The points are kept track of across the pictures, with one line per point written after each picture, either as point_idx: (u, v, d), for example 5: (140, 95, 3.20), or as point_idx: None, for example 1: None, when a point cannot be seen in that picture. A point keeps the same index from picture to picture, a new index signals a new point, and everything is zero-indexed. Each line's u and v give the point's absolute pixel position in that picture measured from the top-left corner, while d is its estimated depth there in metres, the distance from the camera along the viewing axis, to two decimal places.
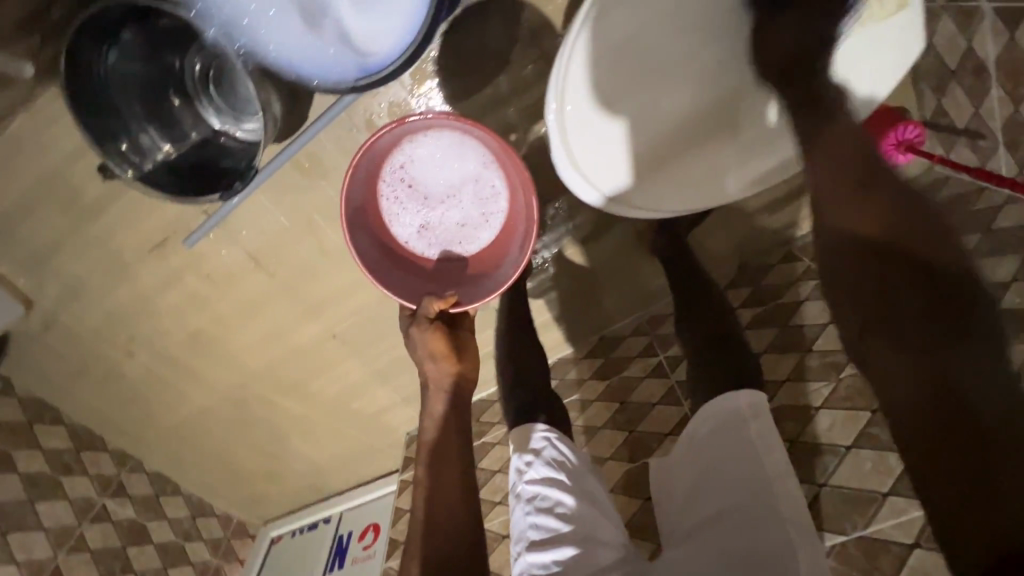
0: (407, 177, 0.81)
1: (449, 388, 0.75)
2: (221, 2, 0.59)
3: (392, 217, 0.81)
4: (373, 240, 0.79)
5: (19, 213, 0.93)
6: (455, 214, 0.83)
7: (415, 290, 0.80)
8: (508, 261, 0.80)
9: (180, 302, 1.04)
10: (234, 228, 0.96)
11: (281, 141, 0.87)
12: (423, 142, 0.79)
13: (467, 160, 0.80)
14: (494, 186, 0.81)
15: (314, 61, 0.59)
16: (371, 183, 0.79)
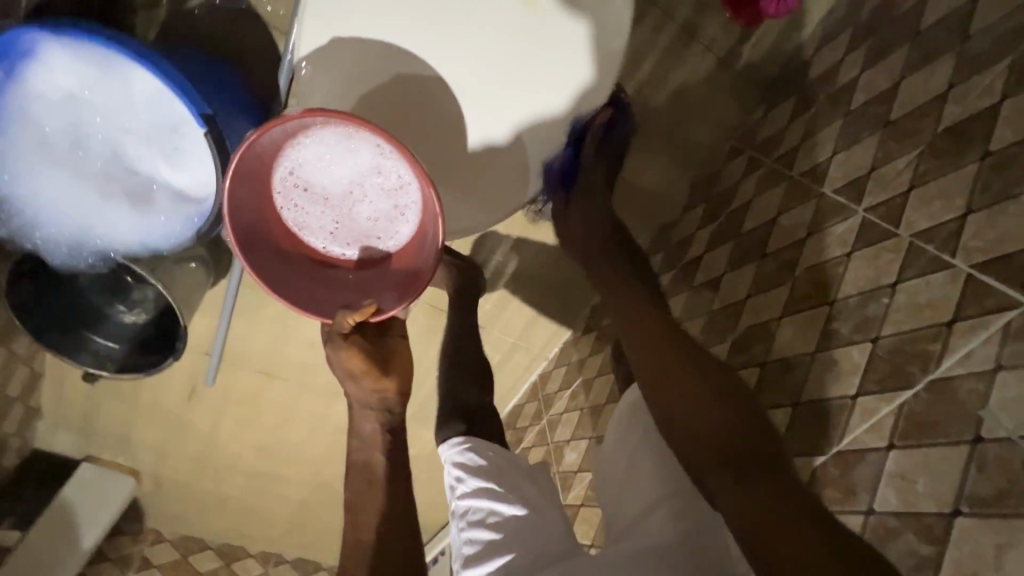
0: (301, 180, 0.68)
1: (375, 406, 0.74)
2: (62, 229, 0.64)
3: (303, 229, 0.70)
4: (281, 253, 0.68)
5: (92, 410, 1.14)
6: (364, 215, 0.69)
7: (329, 303, 0.69)
8: (425, 257, 0.66)
9: (233, 426, 1.20)
10: (238, 356, 1.10)
11: (225, 276, 0.98)
12: (305, 142, 0.65)
13: (360, 153, 0.65)
14: (400, 174, 0.66)
15: (166, 228, 0.65)
16: (261, 195, 0.67)
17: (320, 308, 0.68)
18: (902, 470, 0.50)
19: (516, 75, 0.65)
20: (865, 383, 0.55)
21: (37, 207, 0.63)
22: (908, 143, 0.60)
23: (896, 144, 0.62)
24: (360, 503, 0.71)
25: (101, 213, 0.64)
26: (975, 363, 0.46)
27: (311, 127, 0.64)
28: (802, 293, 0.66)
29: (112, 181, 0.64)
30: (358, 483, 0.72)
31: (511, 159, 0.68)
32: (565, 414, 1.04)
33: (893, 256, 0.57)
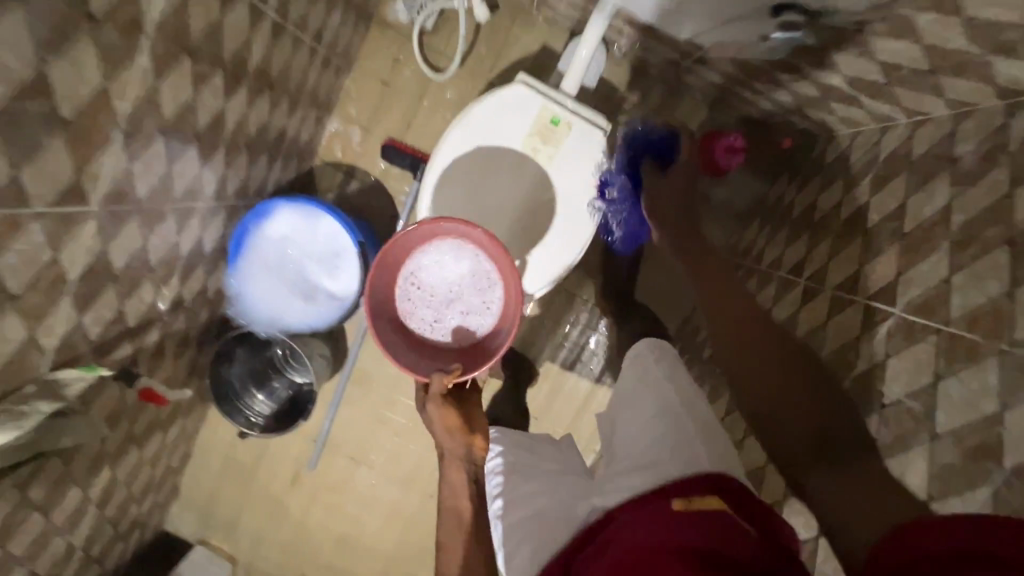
0: (418, 279, 0.96)
1: (464, 455, 0.82)
2: (262, 315, 1.03)
3: (409, 313, 0.96)
4: (394, 327, 0.94)
5: (215, 494, 1.38)
6: (460, 305, 0.97)
7: (427, 366, 0.93)
8: (503, 336, 0.93)
9: (322, 514, 1.38)
10: (338, 441, 1.35)
11: (339, 371, 1.30)
12: (427, 252, 0.95)
13: (463, 260, 0.95)
14: (489, 275, 0.95)
15: (322, 312, 1.02)
16: (390, 286, 0.95)
17: (419, 368, 0.91)
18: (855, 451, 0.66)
19: (547, 201, 0.96)
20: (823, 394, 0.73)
21: (254, 305, 1.02)
22: (826, 233, 0.86)
23: (820, 235, 0.87)
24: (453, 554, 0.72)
25: (285, 305, 1.02)
26: (878, 360, 0.68)
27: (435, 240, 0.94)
28: None
29: (302, 290, 1.03)
30: (449, 527, 0.74)
31: (552, 255, 0.97)
32: None
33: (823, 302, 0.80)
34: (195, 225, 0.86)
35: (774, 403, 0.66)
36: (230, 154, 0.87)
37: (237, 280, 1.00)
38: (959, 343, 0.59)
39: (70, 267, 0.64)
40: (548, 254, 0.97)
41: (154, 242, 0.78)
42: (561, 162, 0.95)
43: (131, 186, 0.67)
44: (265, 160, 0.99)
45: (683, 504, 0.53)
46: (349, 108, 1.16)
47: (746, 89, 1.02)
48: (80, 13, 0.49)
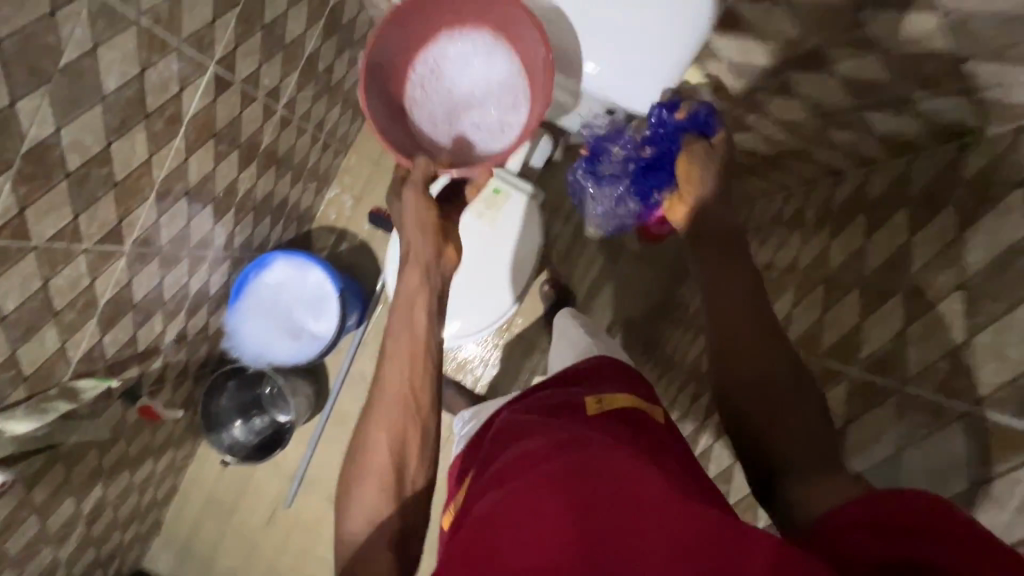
0: (439, 70, 0.77)
1: None
2: (256, 351, 1.21)
3: (415, 103, 0.75)
4: (388, 102, 0.72)
5: (195, 531, 1.45)
6: (468, 116, 0.77)
7: (395, 136, 0.70)
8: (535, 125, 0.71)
9: (293, 555, 1.43)
10: (314, 480, 1.44)
11: (320, 412, 1.42)
12: (457, 39, 0.77)
13: (496, 64, 0.77)
14: (518, 92, 0.77)
15: (303, 351, 1.18)
16: (408, 52, 0.75)
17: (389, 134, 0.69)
18: None
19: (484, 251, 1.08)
20: None
21: (249, 341, 1.21)
22: None
23: None
24: (395, 376, 0.58)
25: (275, 343, 1.20)
26: None
27: (464, 28, 0.76)
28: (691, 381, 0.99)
29: (291, 329, 1.20)
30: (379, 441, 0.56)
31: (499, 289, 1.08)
32: None
33: None
34: (203, 271, 1.05)
35: (758, 386, 0.57)
36: (239, 215, 1.07)
37: (235, 319, 1.18)
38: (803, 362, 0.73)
39: (101, 294, 0.81)
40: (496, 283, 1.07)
41: (169, 280, 0.96)
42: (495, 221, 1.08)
43: (156, 234, 0.86)
44: (269, 223, 1.20)
45: (596, 404, 0.65)
46: (345, 183, 1.39)
47: None
48: (139, 111, 0.71)
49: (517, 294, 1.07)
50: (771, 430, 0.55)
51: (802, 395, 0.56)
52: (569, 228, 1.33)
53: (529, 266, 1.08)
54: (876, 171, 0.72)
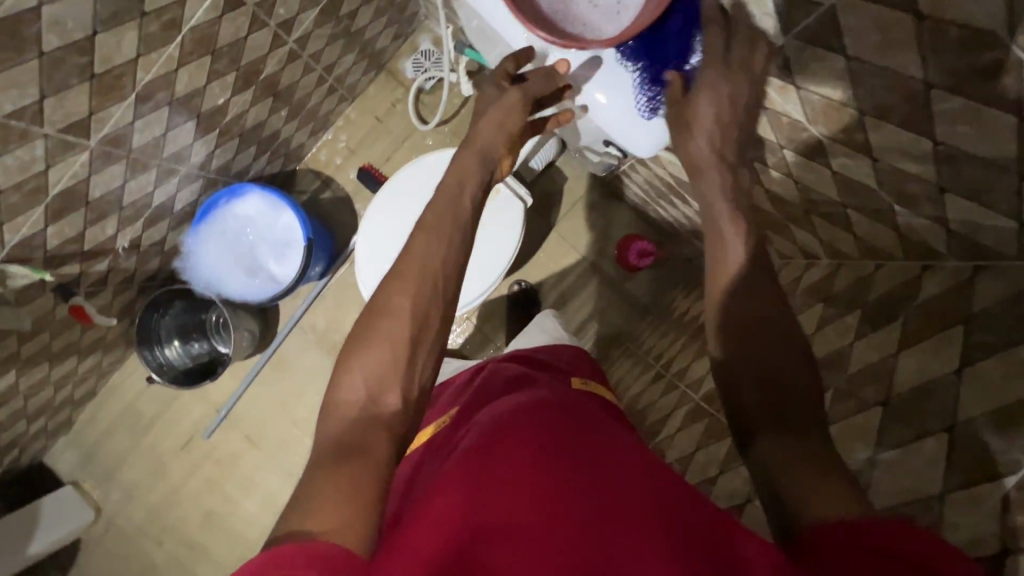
0: None
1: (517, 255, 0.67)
2: (213, 279, 1.18)
3: None
4: None
5: (104, 439, 1.42)
6: None
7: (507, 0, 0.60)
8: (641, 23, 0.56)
9: (199, 485, 1.42)
10: (238, 419, 1.42)
11: (261, 351, 1.40)
12: None
13: None
14: None
15: (259, 291, 1.16)
16: None
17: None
18: None
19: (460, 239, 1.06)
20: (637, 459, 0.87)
21: (206, 268, 1.18)
22: (685, 334, 1.03)
23: (683, 334, 1.04)
24: (406, 287, 0.53)
25: (234, 276, 1.17)
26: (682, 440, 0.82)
27: None
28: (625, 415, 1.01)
29: (249, 267, 1.17)
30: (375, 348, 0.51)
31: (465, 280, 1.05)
32: None
33: (667, 387, 0.97)
34: (171, 184, 1.01)
35: (757, 374, 0.49)
36: (222, 137, 1.03)
37: (197, 242, 1.15)
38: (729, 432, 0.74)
39: (53, 183, 0.78)
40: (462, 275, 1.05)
41: (131, 185, 0.92)
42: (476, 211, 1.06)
43: (127, 136, 0.83)
44: (254, 153, 1.15)
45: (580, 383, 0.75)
46: (342, 133, 1.35)
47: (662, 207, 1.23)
48: (135, 7, 0.67)
49: (481, 290, 1.05)
50: (774, 395, 0.48)
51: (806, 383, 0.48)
52: (550, 237, 1.33)
53: (499, 268, 1.05)
54: (842, 268, 0.74)
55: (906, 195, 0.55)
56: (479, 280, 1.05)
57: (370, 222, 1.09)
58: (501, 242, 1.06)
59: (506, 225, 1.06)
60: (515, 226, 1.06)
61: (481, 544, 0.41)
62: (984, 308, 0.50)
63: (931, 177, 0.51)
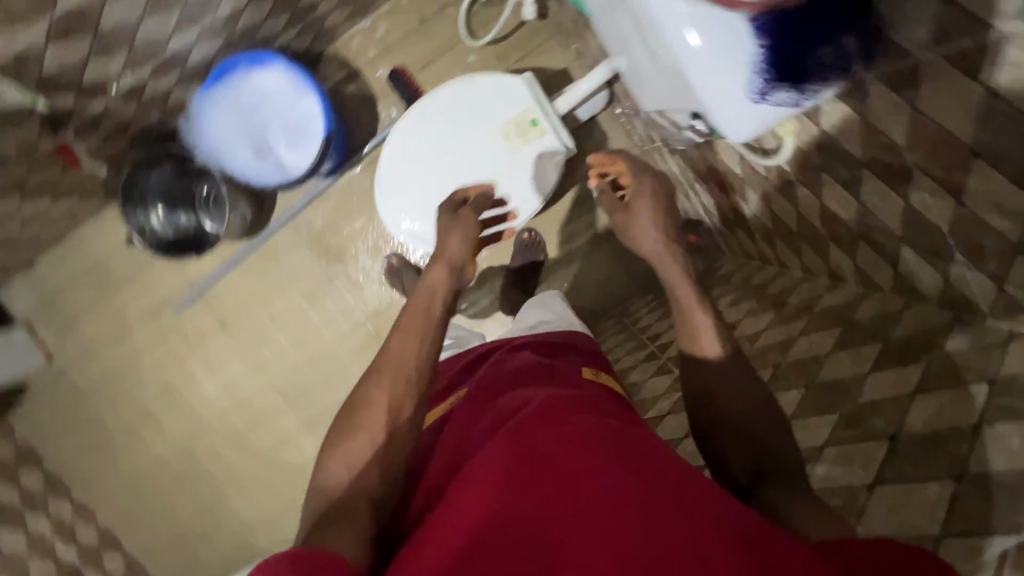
0: None
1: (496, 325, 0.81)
2: (215, 150, 1.11)
3: None
4: None
5: (65, 289, 1.36)
6: None
7: None
8: None
9: (162, 357, 1.40)
10: (212, 301, 1.37)
11: (250, 237, 1.34)
12: None
13: None
14: None
15: (263, 174, 1.09)
16: None
17: None
18: None
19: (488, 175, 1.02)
20: None
21: (209, 135, 1.09)
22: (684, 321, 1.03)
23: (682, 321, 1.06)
24: (398, 359, 0.69)
25: (236, 153, 1.10)
26: None
27: None
28: None
29: (257, 147, 1.10)
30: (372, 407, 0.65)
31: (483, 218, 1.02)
32: None
33: (656, 367, 0.99)
34: (191, 32, 0.90)
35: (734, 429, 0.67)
36: None
37: (204, 102, 1.06)
38: None
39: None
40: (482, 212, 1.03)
41: (149, 22, 0.81)
42: (514, 146, 1.01)
43: None
44: (285, 19, 1.04)
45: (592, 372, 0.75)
46: (381, 23, 1.23)
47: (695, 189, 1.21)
48: None
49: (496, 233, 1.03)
50: (752, 441, 0.65)
51: (777, 438, 0.64)
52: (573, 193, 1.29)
53: (521, 214, 1.02)
54: (866, 297, 0.73)
55: (974, 245, 0.56)
56: (497, 222, 1.03)
57: (399, 131, 1.03)
58: (531, 186, 1.02)
59: (542, 170, 1.01)
60: (550, 175, 1.02)
61: (495, 537, 0.44)
62: (980, 366, 0.55)
63: (1013, 232, 0.51)
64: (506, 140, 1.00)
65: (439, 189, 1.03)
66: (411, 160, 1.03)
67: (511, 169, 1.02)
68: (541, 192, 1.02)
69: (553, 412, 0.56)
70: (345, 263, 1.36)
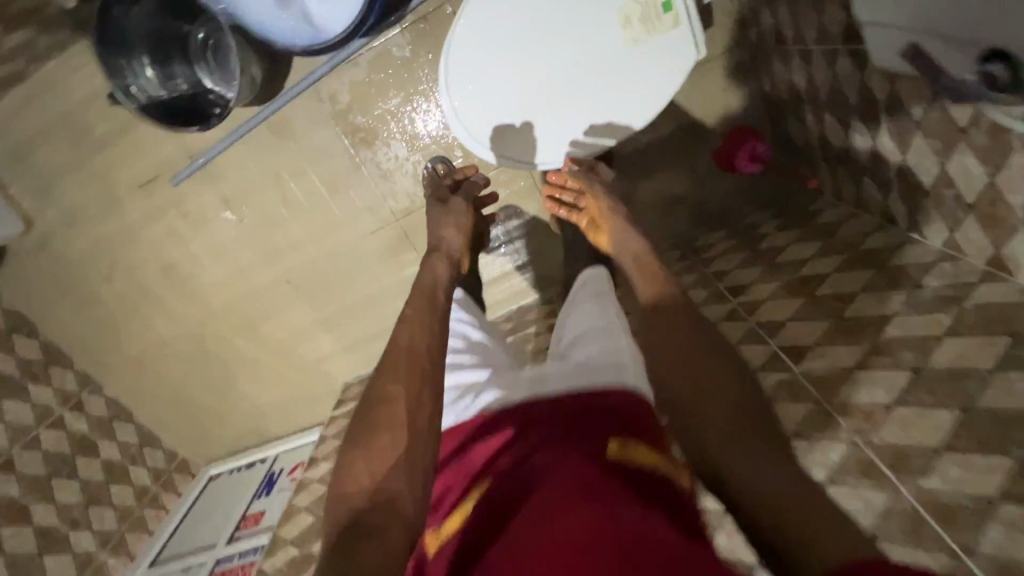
0: None
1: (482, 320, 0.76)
2: None
3: None
4: None
5: (35, 143, 1.13)
6: None
7: None
8: None
9: (159, 236, 1.23)
10: (215, 175, 1.16)
11: (259, 104, 1.10)
12: None
13: None
14: None
15: (288, 34, 0.86)
16: None
17: None
18: None
19: (590, 73, 0.87)
20: None
21: None
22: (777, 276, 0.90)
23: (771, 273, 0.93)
24: (410, 344, 0.68)
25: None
26: None
27: None
28: None
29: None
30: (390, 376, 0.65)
31: (569, 126, 0.90)
32: None
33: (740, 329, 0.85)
34: None
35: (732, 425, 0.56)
36: None
37: None
38: (822, 420, 0.64)
39: None
40: (570, 119, 0.90)
41: None
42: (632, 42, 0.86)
43: None
44: None
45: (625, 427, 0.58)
46: None
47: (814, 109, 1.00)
48: None
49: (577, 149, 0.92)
50: (767, 445, 0.54)
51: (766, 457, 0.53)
52: None
53: (613, 131, 0.91)
54: None
55: None
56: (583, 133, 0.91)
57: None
58: (632, 98, 0.89)
59: (652, 82, 0.88)
60: (658, 91, 0.89)
61: None
62: None
63: None
64: (624, 33, 0.85)
65: (527, 77, 0.87)
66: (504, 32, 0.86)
67: (618, 72, 0.87)
68: (642, 110, 0.90)
69: (548, 500, 0.49)
70: (374, 149, 1.14)
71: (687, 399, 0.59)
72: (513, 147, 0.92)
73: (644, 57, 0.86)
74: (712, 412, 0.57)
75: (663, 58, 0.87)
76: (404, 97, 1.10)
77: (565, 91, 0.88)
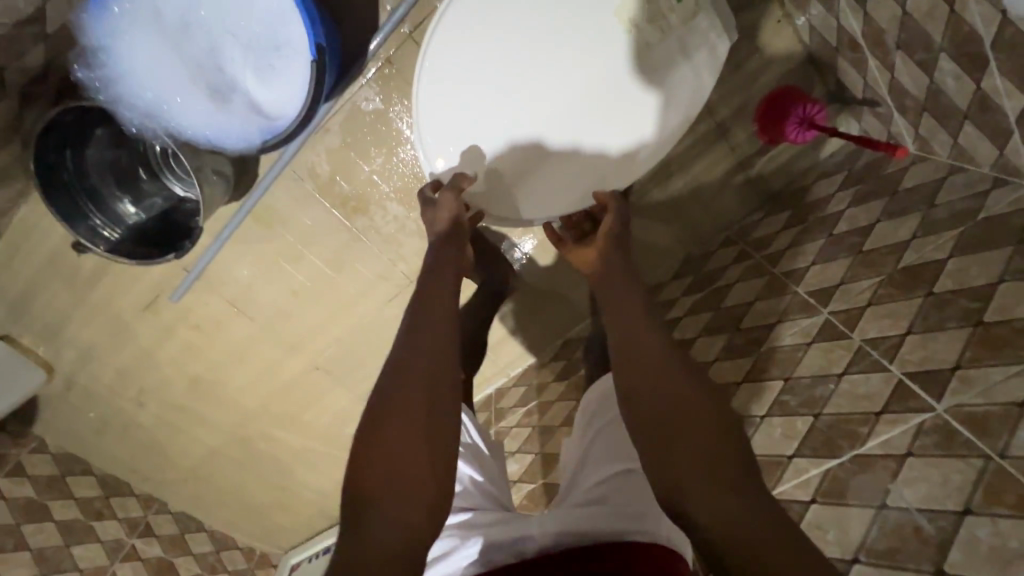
0: None
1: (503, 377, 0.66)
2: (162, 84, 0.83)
3: None
4: None
5: (35, 290, 1.09)
6: None
7: None
8: None
9: (177, 352, 1.17)
10: (214, 279, 1.08)
11: (239, 198, 1.00)
12: None
13: None
14: None
15: (237, 134, 0.81)
16: None
17: None
18: (817, 521, 0.61)
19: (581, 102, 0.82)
20: (801, 448, 0.66)
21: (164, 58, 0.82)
22: (873, 271, 0.73)
23: (862, 264, 0.75)
24: (417, 359, 0.61)
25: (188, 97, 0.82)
26: (886, 445, 0.58)
27: None
28: (761, 365, 0.77)
29: (214, 83, 0.83)
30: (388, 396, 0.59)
31: (558, 162, 0.84)
32: (516, 427, 1.10)
33: (845, 354, 0.68)
34: None
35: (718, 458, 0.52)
36: None
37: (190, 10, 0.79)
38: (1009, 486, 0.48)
39: None
40: (560, 155, 0.84)
41: None
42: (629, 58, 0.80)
43: None
44: None
45: None
46: None
47: (870, 49, 0.81)
48: None
49: (567, 188, 0.84)
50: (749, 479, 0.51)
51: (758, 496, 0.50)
52: None
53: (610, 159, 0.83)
54: None
55: None
56: (578, 167, 0.84)
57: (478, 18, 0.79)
58: (629, 122, 0.81)
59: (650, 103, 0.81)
60: (664, 109, 0.80)
61: None
62: None
63: None
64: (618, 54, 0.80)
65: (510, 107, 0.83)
66: (488, 62, 0.80)
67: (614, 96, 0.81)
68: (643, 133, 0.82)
69: None
70: (370, 215, 1.03)
71: (673, 424, 0.55)
72: (500, 200, 0.85)
73: (662, 63, 0.79)
74: (695, 441, 0.53)
75: (666, 72, 0.80)
76: (389, 151, 0.98)
77: (557, 120, 0.83)
